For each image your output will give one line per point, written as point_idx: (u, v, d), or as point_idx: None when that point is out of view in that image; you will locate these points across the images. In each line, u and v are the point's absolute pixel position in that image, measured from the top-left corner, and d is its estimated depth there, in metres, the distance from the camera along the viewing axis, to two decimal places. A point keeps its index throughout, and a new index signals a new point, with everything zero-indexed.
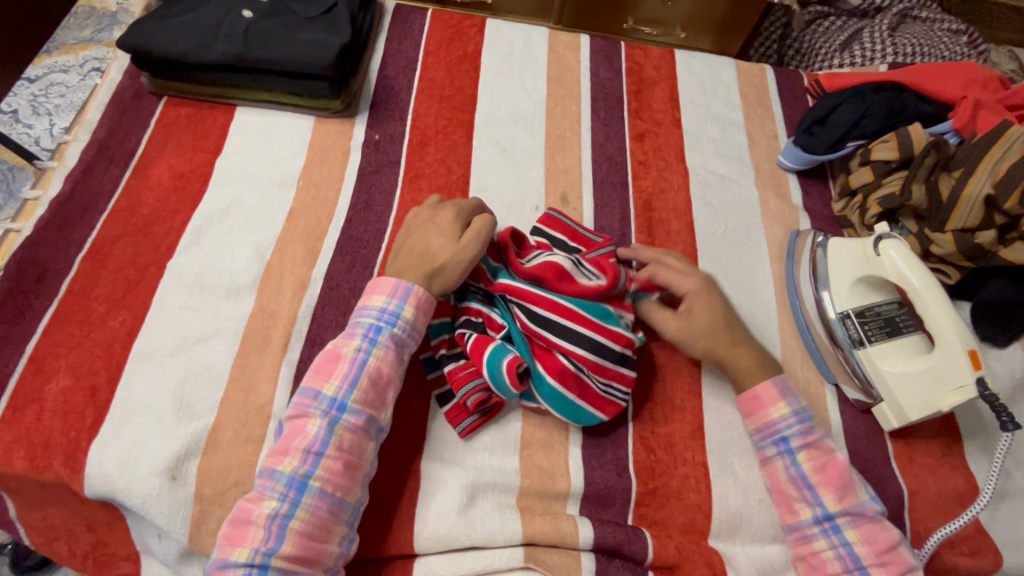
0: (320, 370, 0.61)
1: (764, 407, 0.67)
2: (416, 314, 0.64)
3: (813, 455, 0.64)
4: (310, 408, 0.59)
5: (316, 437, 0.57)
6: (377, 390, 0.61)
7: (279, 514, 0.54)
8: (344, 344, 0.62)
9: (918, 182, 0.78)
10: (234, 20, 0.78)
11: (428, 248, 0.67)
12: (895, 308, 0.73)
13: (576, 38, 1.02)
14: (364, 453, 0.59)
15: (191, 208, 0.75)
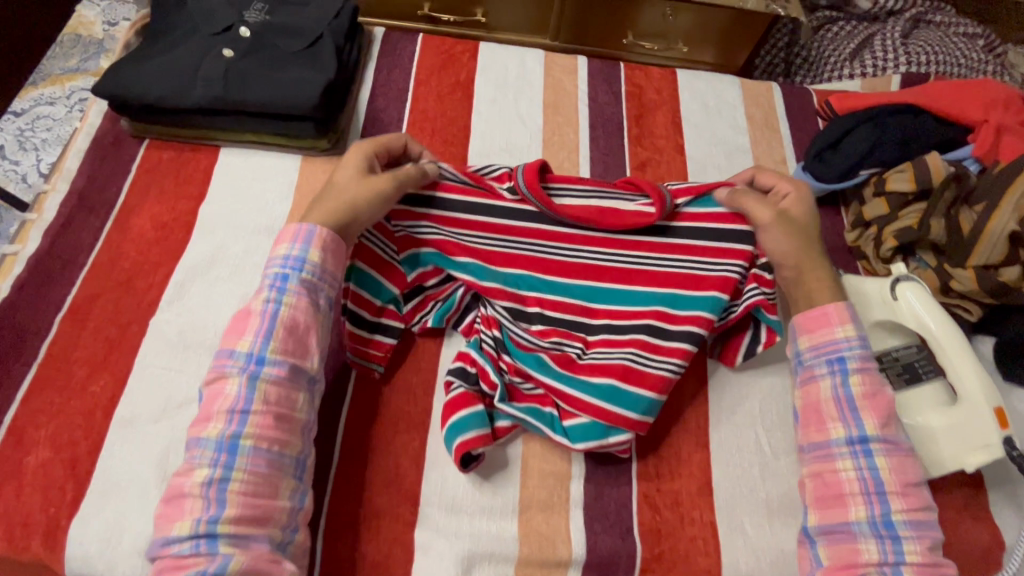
0: (232, 330, 0.59)
1: (829, 324, 0.64)
2: (325, 258, 0.63)
3: (867, 379, 0.61)
4: (227, 367, 0.57)
5: (236, 397, 0.55)
6: (296, 338, 0.59)
7: (214, 480, 0.52)
8: (252, 301, 0.60)
9: (938, 216, 0.74)
10: (214, 60, 0.75)
11: (344, 190, 0.65)
12: (914, 352, 0.68)
13: (573, 61, 0.98)
14: (296, 404, 0.58)
15: (174, 260, 0.72)
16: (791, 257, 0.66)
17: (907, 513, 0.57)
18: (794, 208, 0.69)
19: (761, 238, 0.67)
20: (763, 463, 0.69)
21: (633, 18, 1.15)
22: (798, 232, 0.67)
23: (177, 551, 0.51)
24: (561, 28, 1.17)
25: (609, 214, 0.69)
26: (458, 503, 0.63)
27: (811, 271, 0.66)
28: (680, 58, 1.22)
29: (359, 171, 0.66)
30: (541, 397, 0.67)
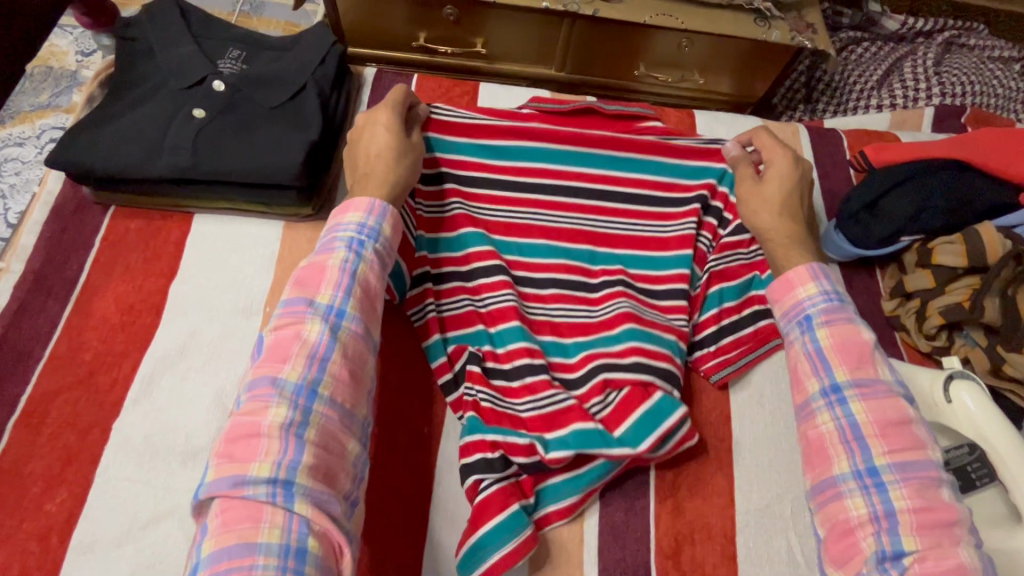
0: (305, 282, 0.53)
1: (793, 289, 0.58)
2: (392, 233, 0.59)
3: (836, 332, 0.55)
4: (306, 314, 0.51)
5: (319, 343, 0.50)
6: (369, 300, 0.55)
7: (293, 422, 0.46)
8: (325, 256, 0.55)
9: (993, 295, 0.66)
10: (183, 123, 0.68)
11: (381, 141, 0.65)
12: (965, 453, 0.60)
13: (581, 103, 0.90)
14: (365, 370, 0.53)
15: (142, 349, 0.65)
16: (772, 228, 0.65)
17: (933, 545, 0.45)
18: (774, 170, 0.67)
19: (752, 212, 0.67)
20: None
21: (646, 49, 1.06)
22: (780, 193, 0.66)
23: (249, 495, 0.42)
24: (567, 59, 1.09)
25: (583, 236, 0.75)
26: None
27: (783, 234, 0.64)
28: (695, 88, 1.14)
29: (397, 130, 0.66)
30: (527, 446, 0.60)
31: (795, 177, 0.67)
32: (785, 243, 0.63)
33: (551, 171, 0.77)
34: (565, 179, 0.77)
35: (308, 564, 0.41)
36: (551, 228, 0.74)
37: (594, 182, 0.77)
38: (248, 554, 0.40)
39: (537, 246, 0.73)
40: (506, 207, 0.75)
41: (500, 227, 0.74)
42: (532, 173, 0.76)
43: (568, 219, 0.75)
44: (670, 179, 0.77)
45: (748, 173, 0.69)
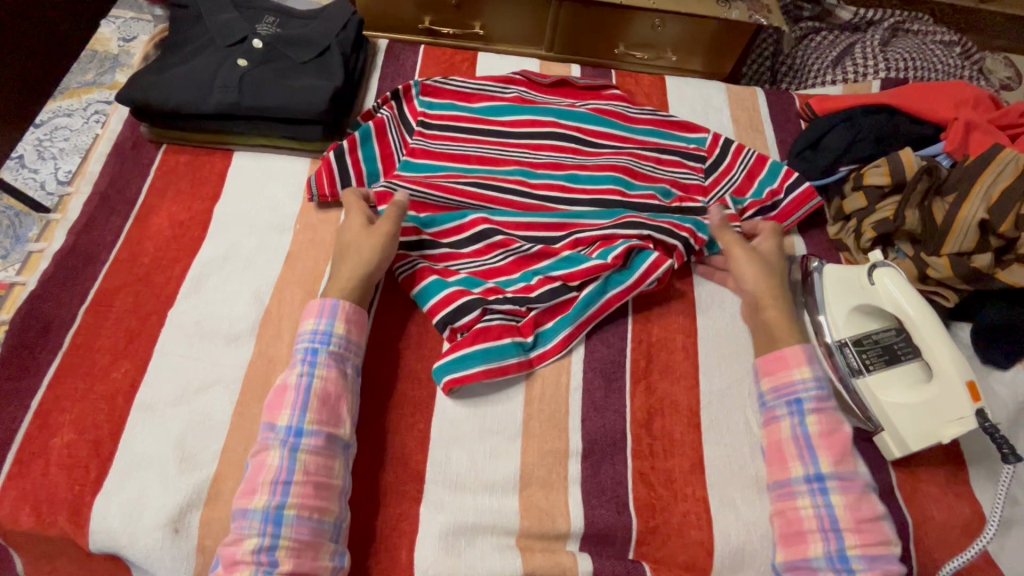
0: (271, 405, 0.63)
1: (788, 367, 0.68)
2: (346, 328, 0.68)
3: (796, 355, 0.68)
4: (270, 440, 0.61)
5: (279, 467, 0.59)
6: (329, 407, 0.63)
7: (263, 548, 0.56)
8: (286, 376, 0.65)
9: (912, 208, 0.78)
10: (229, 70, 0.81)
11: (357, 247, 0.73)
12: (893, 335, 0.72)
13: (566, 69, 1.03)
14: (333, 471, 0.61)
15: (191, 255, 0.76)
16: (761, 289, 0.75)
17: (863, 547, 0.60)
18: (766, 245, 0.79)
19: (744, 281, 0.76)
20: (752, 442, 0.72)
21: (624, 30, 1.21)
22: (767, 265, 0.76)
23: None
24: (556, 39, 1.23)
25: (564, 168, 0.87)
26: (463, 482, 0.66)
27: (774, 301, 0.74)
28: (669, 66, 1.28)
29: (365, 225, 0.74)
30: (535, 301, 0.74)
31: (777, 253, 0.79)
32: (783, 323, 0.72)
33: (532, 123, 0.91)
34: (543, 126, 0.91)
35: None
36: (537, 163, 0.88)
37: (569, 130, 0.91)
38: None
39: (516, 172, 0.86)
40: (489, 150, 0.88)
41: (494, 160, 0.88)
42: (519, 123, 0.91)
43: (547, 156, 0.89)
44: (627, 133, 0.93)
45: (731, 240, 0.78)
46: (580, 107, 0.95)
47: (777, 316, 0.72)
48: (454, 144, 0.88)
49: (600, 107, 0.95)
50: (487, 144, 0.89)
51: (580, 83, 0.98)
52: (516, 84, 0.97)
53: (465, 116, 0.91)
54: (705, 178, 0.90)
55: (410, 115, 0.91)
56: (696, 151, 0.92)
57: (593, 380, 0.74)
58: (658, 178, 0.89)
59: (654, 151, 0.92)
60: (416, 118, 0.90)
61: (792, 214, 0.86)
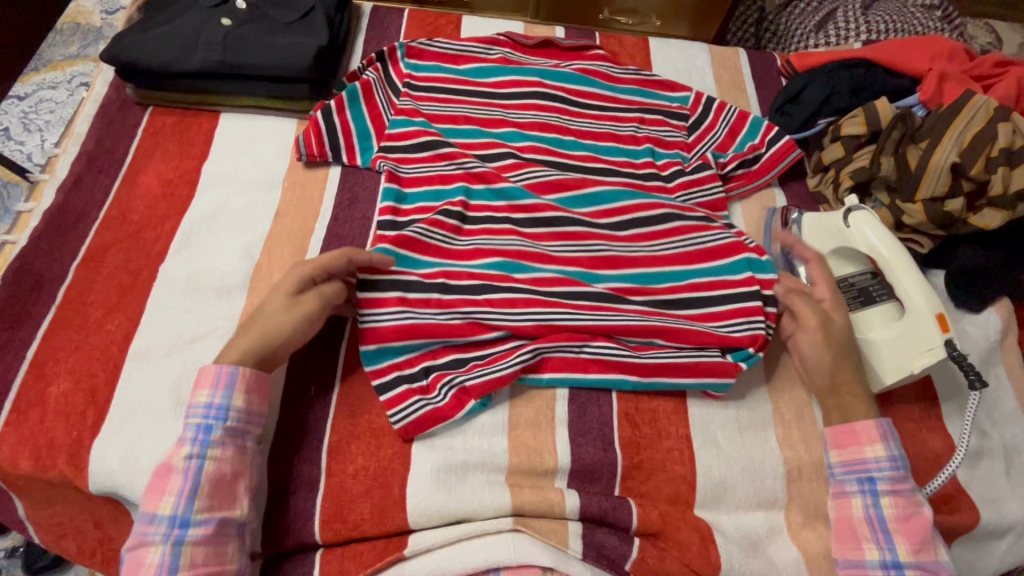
0: (153, 489, 0.58)
1: (859, 443, 0.65)
2: (247, 400, 0.62)
3: (873, 428, 0.65)
4: (149, 534, 0.57)
5: (158, 565, 0.55)
6: (222, 492, 0.59)
7: None
8: (173, 454, 0.59)
9: (887, 155, 0.81)
10: (213, 28, 0.81)
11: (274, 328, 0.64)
12: (868, 278, 0.75)
13: (550, 31, 1.04)
14: (227, 557, 0.58)
15: (181, 213, 0.77)
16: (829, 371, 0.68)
17: None
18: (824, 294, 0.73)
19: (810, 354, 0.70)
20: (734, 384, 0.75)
21: None
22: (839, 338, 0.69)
23: None
24: (541, 6, 1.24)
25: (548, 127, 0.88)
26: (454, 424, 0.68)
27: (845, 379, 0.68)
28: (654, 32, 1.29)
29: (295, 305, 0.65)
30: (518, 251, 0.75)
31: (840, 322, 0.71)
32: (852, 402, 0.67)
33: (517, 83, 0.92)
34: (528, 86, 0.91)
35: None
36: (521, 122, 0.88)
37: (553, 90, 0.92)
38: None
39: (501, 132, 0.87)
40: (474, 110, 0.89)
41: (480, 119, 0.88)
42: (505, 84, 0.91)
43: (533, 115, 0.89)
44: (611, 94, 0.94)
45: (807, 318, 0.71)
46: (565, 67, 0.95)
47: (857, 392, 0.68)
48: (440, 105, 0.88)
49: (584, 67, 0.96)
50: (472, 104, 0.89)
51: (564, 43, 0.98)
52: (500, 45, 0.97)
53: (451, 77, 0.91)
54: (687, 136, 0.91)
55: (396, 77, 0.91)
56: (678, 110, 0.93)
57: None
58: (642, 136, 0.90)
59: (637, 111, 0.92)
60: (402, 80, 0.90)
61: (771, 170, 0.88)
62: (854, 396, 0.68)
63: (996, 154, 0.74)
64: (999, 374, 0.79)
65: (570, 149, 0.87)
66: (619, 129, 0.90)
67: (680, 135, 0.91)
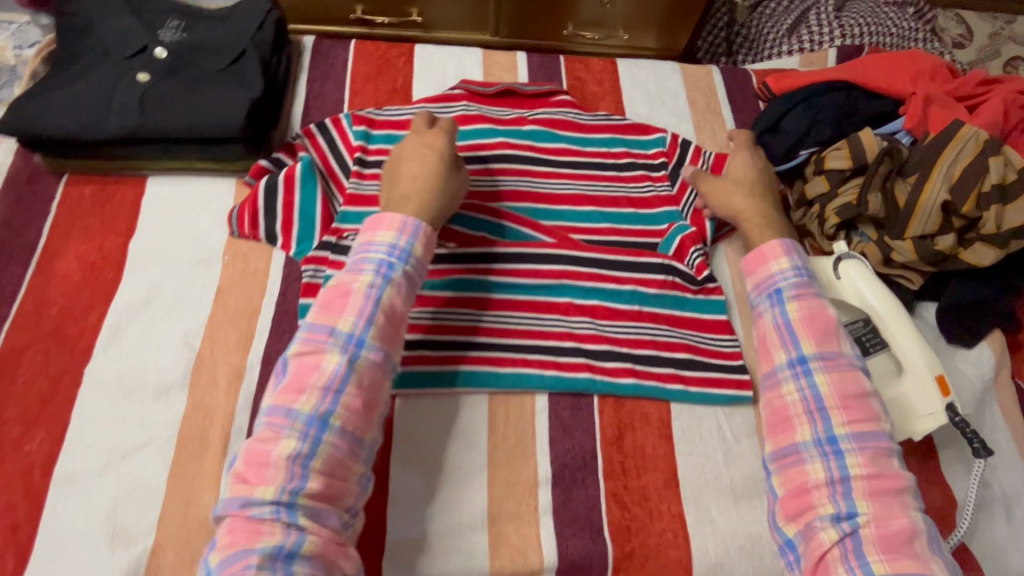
0: (294, 380, 0.56)
1: (791, 427, 0.62)
2: (394, 316, 0.61)
3: (864, 458, 0.58)
4: (284, 428, 0.53)
5: (290, 463, 0.52)
6: (365, 403, 0.57)
7: (280, 551, 0.49)
8: (321, 351, 0.57)
9: (874, 191, 0.76)
10: (128, 87, 0.71)
11: (420, 202, 0.67)
12: (860, 326, 0.68)
13: (511, 58, 0.96)
14: (350, 472, 0.55)
15: (107, 302, 0.69)
16: (734, 207, 0.76)
17: None
18: (736, 165, 0.79)
19: (719, 202, 0.77)
20: (725, 448, 0.71)
21: (571, 9, 1.14)
22: (740, 184, 0.77)
23: (259, 549, 0.49)
24: (501, 23, 1.16)
25: (516, 196, 0.81)
26: (429, 525, 0.63)
27: (750, 214, 0.75)
28: (623, 45, 1.22)
29: (445, 153, 0.71)
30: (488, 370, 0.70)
31: (739, 183, 0.77)
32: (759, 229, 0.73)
33: (480, 145, 0.84)
34: (494, 147, 0.84)
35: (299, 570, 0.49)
36: (488, 192, 0.81)
37: (523, 150, 0.84)
38: (243, 559, 0.49)
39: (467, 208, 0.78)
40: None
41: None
42: (467, 148, 0.84)
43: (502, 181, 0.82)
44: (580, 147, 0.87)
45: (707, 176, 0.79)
46: (530, 119, 0.88)
47: (753, 225, 0.74)
48: None
49: (551, 117, 0.88)
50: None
51: (527, 90, 0.91)
52: (458, 99, 0.89)
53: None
54: (671, 188, 0.84)
55: (342, 146, 0.82)
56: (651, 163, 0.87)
57: (560, 399, 0.71)
58: (619, 198, 0.83)
59: (614, 166, 0.86)
60: (353, 155, 0.81)
61: None
62: (749, 226, 0.74)
63: (988, 189, 0.70)
64: (993, 416, 0.76)
65: (543, 218, 0.81)
66: (596, 190, 0.84)
67: (666, 188, 0.84)
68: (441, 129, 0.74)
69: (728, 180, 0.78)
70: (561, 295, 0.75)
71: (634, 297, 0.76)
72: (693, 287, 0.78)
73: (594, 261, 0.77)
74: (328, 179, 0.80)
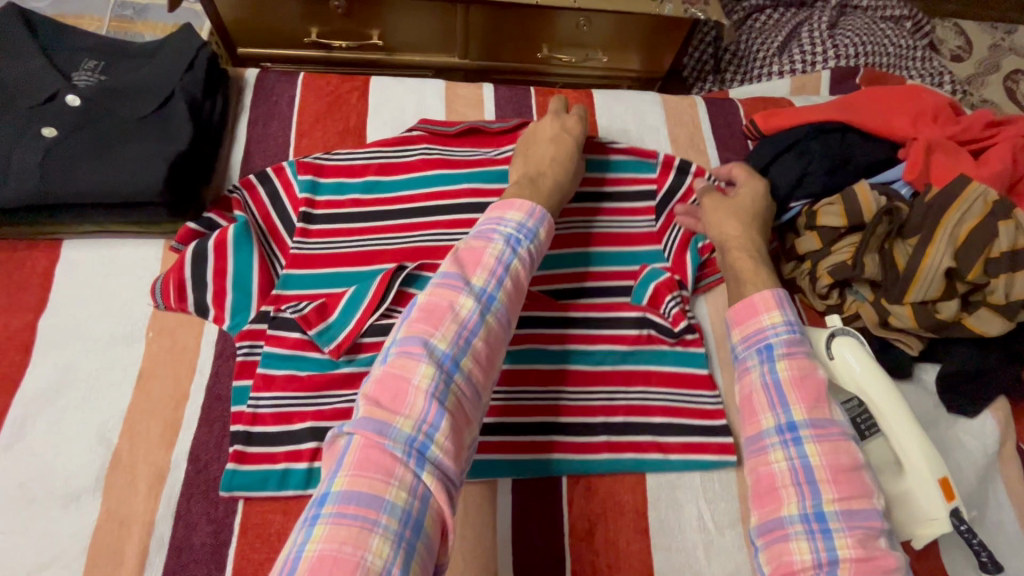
0: (428, 321, 0.49)
1: (777, 501, 0.52)
2: (524, 276, 0.56)
3: (857, 540, 0.48)
4: (421, 357, 0.47)
5: (428, 407, 0.45)
6: (485, 362, 0.50)
7: (405, 509, 0.42)
8: (451, 297, 0.51)
9: (872, 251, 0.69)
10: (31, 144, 0.63)
11: (552, 178, 0.68)
12: (854, 407, 0.61)
13: (477, 91, 0.88)
14: (467, 435, 0.47)
15: (11, 391, 0.61)
16: (730, 235, 0.71)
17: None
18: (745, 191, 0.74)
19: (715, 224, 0.72)
20: (709, 542, 0.64)
21: (545, 31, 1.06)
22: (740, 213, 0.72)
23: (377, 520, 0.40)
24: (470, 45, 1.08)
25: None
26: None
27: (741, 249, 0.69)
28: (602, 67, 1.14)
29: (575, 138, 0.73)
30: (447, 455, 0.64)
31: (737, 210, 0.72)
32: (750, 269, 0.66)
33: (441, 194, 0.76)
34: (456, 195, 0.76)
35: (421, 534, 0.42)
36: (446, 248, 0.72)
37: (486, 195, 0.75)
38: (373, 509, 0.41)
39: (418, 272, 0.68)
40: (389, 237, 0.73)
41: (395, 252, 0.72)
42: (428, 197, 0.76)
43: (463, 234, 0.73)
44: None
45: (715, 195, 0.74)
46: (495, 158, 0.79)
47: (744, 261, 0.68)
48: (350, 239, 0.72)
49: None
50: (385, 233, 0.73)
51: (492, 126, 0.81)
52: (416, 141, 0.80)
53: (361, 197, 0.75)
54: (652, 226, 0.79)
55: (286, 198, 0.74)
56: (628, 212, 0.79)
57: (524, 488, 0.64)
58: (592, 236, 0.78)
59: (588, 216, 0.79)
60: (297, 210, 0.73)
61: None
62: (737, 257, 0.68)
63: (996, 255, 0.64)
64: (999, 493, 0.70)
65: None
66: (569, 230, 0.77)
67: (644, 225, 0.79)
68: (576, 116, 0.77)
69: (727, 202, 0.73)
70: (537, 359, 0.70)
71: (606, 358, 0.70)
72: (669, 340, 0.71)
73: (563, 318, 0.72)
74: (270, 239, 0.72)
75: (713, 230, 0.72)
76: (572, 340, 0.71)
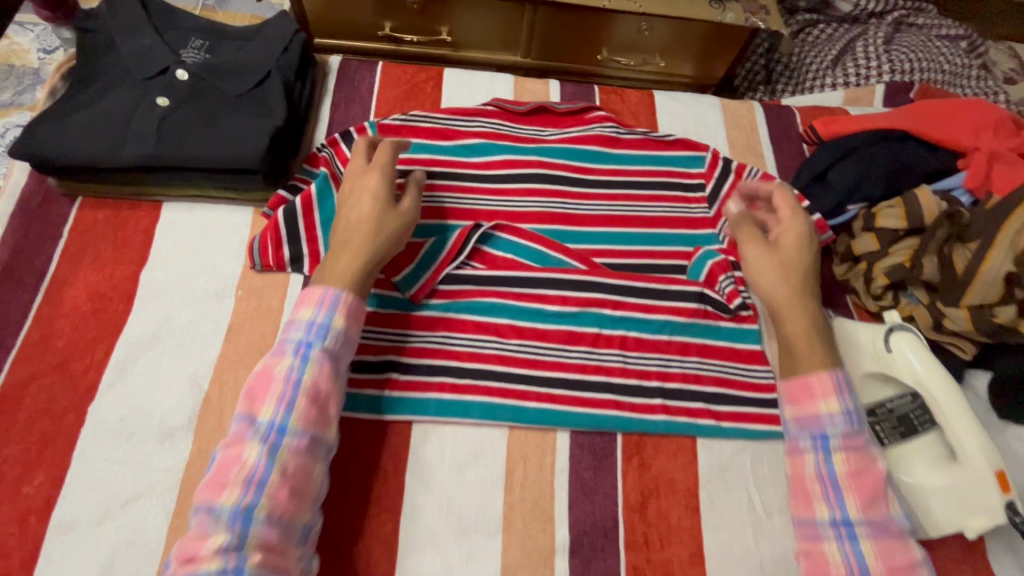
0: (253, 394, 0.56)
1: (813, 397, 0.59)
2: (347, 322, 0.61)
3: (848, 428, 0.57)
4: (247, 434, 0.53)
5: (256, 465, 0.51)
6: (317, 409, 0.56)
7: (227, 565, 0.47)
8: (277, 360, 0.57)
9: (930, 254, 0.71)
10: (146, 112, 0.69)
11: (356, 258, 0.63)
12: (909, 402, 0.65)
13: (543, 86, 0.93)
14: (312, 478, 0.54)
15: (114, 335, 0.66)
16: (781, 298, 0.65)
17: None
18: (788, 237, 0.69)
19: (752, 261, 0.67)
20: (757, 524, 0.66)
21: (606, 34, 1.10)
22: (791, 268, 0.67)
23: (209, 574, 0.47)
24: (532, 45, 1.12)
25: (547, 217, 0.79)
26: None
27: (793, 314, 0.64)
28: (658, 72, 1.17)
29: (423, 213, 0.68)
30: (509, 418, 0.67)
31: (784, 263, 0.67)
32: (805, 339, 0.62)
33: (512, 163, 0.81)
34: (526, 168, 0.82)
35: None
36: (517, 213, 0.79)
37: (555, 170, 0.82)
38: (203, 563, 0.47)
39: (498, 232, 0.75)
40: (464, 219, 0.77)
41: (466, 214, 0.78)
42: (502, 163, 0.81)
43: (533, 202, 0.80)
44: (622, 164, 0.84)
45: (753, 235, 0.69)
46: (562, 140, 0.85)
47: (799, 330, 0.63)
48: (430, 194, 0.78)
49: (582, 136, 0.85)
50: (461, 193, 0.79)
51: (560, 108, 0.87)
52: (489, 115, 0.85)
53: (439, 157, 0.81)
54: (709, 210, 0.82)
55: None
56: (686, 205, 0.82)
57: (580, 459, 0.67)
58: (649, 224, 0.80)
59: (647, 207, 0.82)
60: None
61: None
62: (787, 317, 0.64)
63: None
64: None
65: (573, 241, 0.78)
66: (631, 211, 0.81)
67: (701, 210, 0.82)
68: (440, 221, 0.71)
69: (776, 249, 0.68)
70: (601, 319, 0.73)
71: (663, 327, 0.73)
72: (725, 316, 0.75)
73: (620, 288, 0.74)
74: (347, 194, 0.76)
75: (749, 256, 0.68)
76: (634, 307, 0.73)
